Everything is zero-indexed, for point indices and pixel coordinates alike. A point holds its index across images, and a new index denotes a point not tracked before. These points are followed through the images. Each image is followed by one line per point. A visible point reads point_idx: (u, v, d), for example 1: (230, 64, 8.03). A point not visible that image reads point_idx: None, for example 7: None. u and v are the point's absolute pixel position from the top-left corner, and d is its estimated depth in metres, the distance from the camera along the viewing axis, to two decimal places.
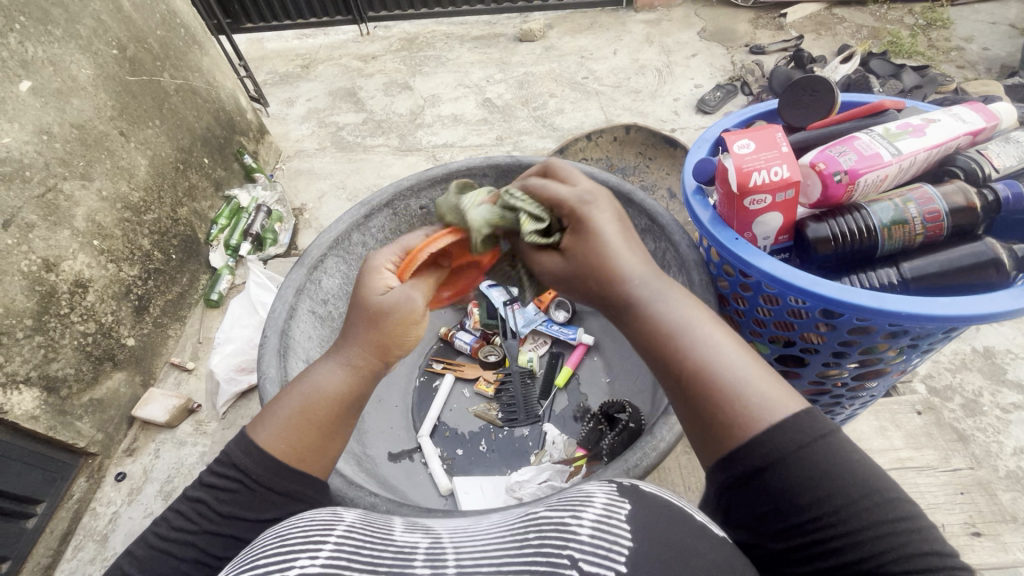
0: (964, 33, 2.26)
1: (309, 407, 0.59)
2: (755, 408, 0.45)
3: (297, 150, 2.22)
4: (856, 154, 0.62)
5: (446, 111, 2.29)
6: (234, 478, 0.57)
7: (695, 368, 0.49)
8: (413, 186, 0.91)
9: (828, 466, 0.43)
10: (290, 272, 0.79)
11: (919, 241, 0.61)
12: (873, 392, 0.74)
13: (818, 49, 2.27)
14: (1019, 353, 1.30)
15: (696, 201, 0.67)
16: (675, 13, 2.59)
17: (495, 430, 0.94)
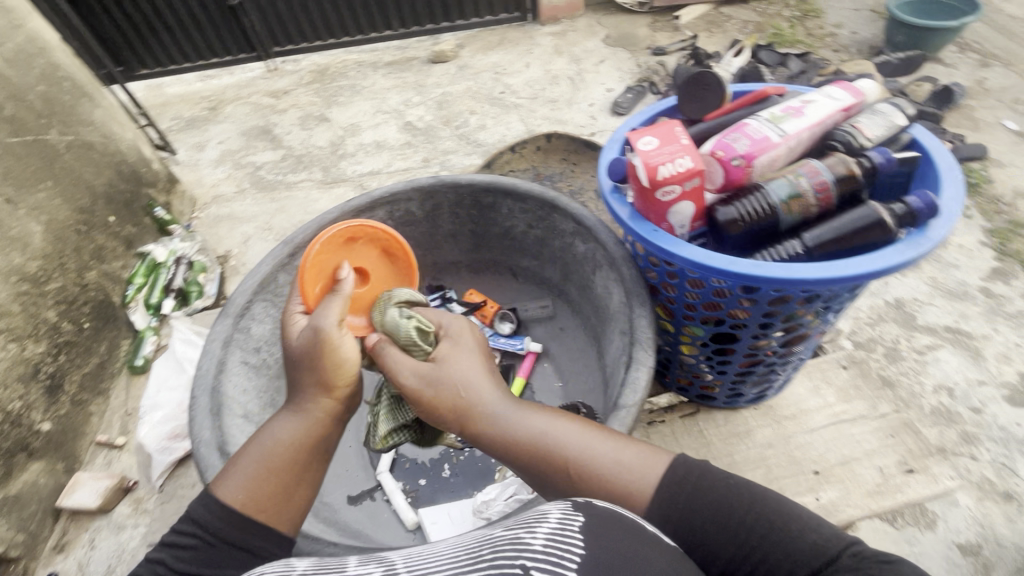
0: (834, 20, 2.50)
1: (269, 460, 0.62)
2: (632, 480, 0.58)
3: (214, 195, 2.12)
4: (748, 139, 0.67)
5: (369, 139, 2.26)
6: (194, 537, 0.59)
7: (565, 466, 0.60)
8: (337, 219, 0.87)
9: (717, 494, 0.56)
10: (214, 325, 0.75)
11: (815, 211, 0.66)
12: (801, 355, 0.79)
13: (712, 46, 2.44)
14: (924, 299, 1.43)
15: (614, 198, 0.70)
16: (579, 23, 2.71)
17: (457, 454, 0.92)
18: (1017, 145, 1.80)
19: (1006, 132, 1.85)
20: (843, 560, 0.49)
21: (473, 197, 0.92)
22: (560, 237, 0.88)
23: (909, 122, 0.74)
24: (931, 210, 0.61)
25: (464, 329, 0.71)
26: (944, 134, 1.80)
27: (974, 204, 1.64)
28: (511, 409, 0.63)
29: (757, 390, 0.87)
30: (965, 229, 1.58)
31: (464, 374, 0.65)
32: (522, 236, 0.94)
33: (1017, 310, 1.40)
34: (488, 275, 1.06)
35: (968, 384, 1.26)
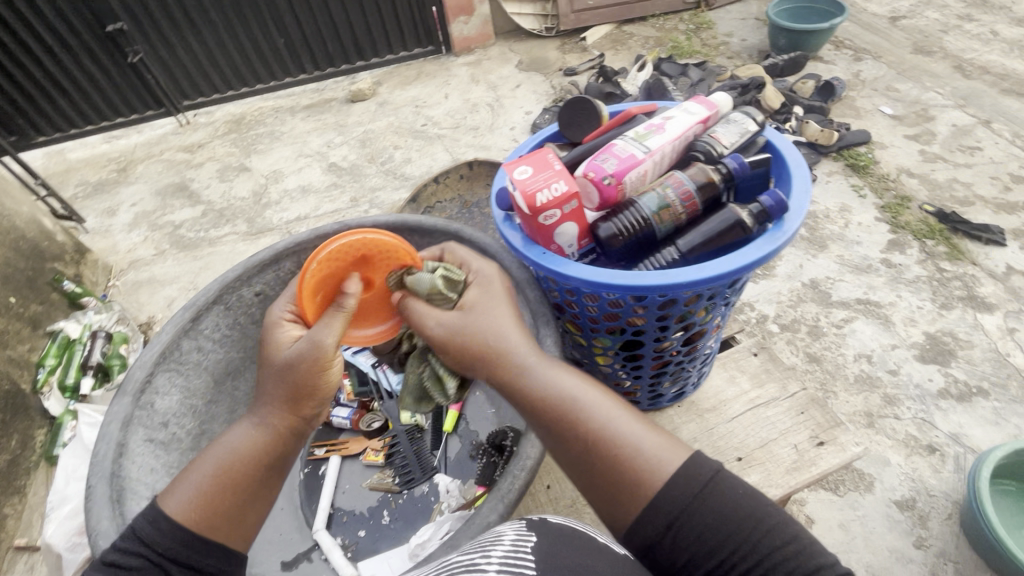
0: (725, 30, 2.70)
1: (222, 470, 0.60)
2: (654, 469, 0.54)
3: (131, 260, 2.01)
4: (616, 159, 0.71)
5: (292, 184, 2.22)
6: (136, 554, 0.55)
7: (580, 434, 0.58)
8: (241, 277, 0.84)
9: (726, 499, 0.52)
10: (110, 405, 0.70)
11: (684, 218, 0.70)
12: (705, 350, 0.84)
13: (619, 63, 2.58)
14: (836, 276, 1.54)
15: (506, 226, 0.72)
16: (492, 51, 2.79)
17: (395, 498, 0.89)
18: (894, 128, 1.99)
19: (884, 117, 2.04)
20: None
21: None
22: None
23: (762, 127, 0.80)
24: (780, 206, 0.66)
25: (501, 279, 0.68)
26: (831, 125, 1.97)
27: (866, 184, 1.79)
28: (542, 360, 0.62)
29: (675, 388, 0.91)
30: (862, 208, 1.72)
31: (502, 324, 0.63)
32: None
33: (914, 275, 1.53)
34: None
35: (883, 349, 1.37)
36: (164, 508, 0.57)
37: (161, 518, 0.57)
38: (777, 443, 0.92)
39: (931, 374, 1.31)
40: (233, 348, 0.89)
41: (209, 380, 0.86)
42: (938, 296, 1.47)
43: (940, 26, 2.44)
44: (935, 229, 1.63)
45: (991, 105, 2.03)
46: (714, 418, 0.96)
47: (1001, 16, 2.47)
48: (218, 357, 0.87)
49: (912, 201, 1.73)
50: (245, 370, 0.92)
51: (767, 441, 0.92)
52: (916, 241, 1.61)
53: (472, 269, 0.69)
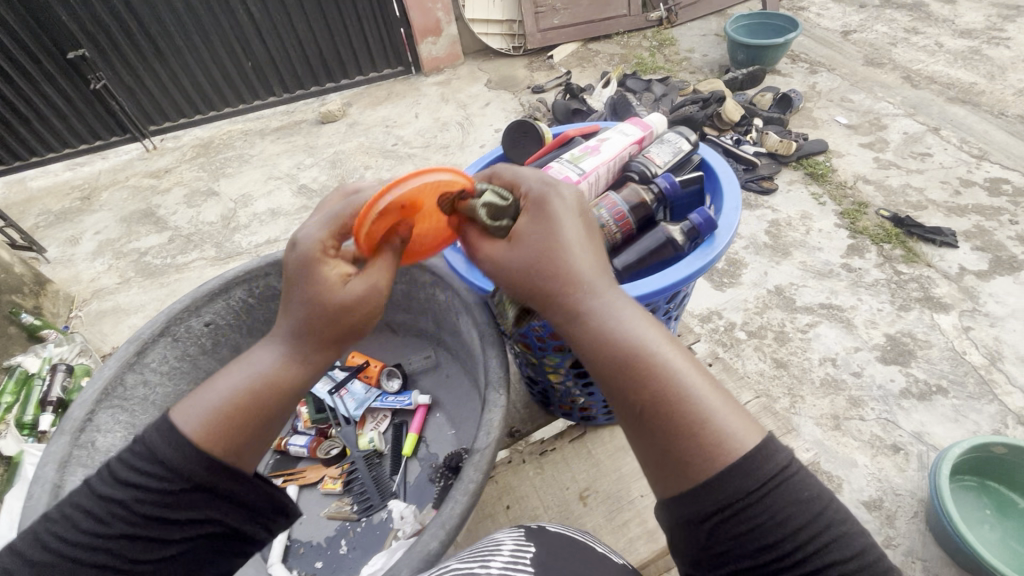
0: (687, 46, 2.79)
1: (231, 403, 0.51)
2: (718, 441, 0.46)
3: (94, 290, 1.96)
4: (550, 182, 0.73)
5: (262, 208, 2.20)
6: (161, 470, 0.49)
7: (643, 382, 0.49)
8: (188, 307, 0.83)
9: (787, 497, 0.44)
10: (47, 446, 0.66)
11: (620, 238, 0.71)
12: None
13: (585, 79, 2.63)
14: (799, 282, 1.58)
15: (451, 251, 0.77)
16: (462, 70, 2.83)
17: (354, 526, 0.84)
18: (849, 137, 2.07)
19: (839, 127, 2.12)
20: None
21: None
22: (422, 289, 0.85)
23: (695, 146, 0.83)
24: (709, 224, 0.68)
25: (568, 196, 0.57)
26: (789, 135, 2.03)
27: (825, 192, 1.85)
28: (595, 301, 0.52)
29: None
30: (822, 215, 1.77)
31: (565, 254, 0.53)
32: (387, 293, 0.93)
33: (874, 279, 1.57)
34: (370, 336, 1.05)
35: (847, 352, 1.40)
36: (181, 428, 0.50)
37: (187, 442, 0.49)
38: None
39: (893, 374, 1.35)
40: (180, 382, 0.86)
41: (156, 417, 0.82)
42: (897, 298, 1.52)
43: (888, 40, 2.55)
44: (891, 233, 1.68)
45: (939, 113, 2.12)
46: None
47: (945, 29, 2.60)
48: (165, 390, 0.84)
49: (869, 207, 1.79)
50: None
51: None
52: (874, 246, 1.66)
53: (522, 187, 0.59)
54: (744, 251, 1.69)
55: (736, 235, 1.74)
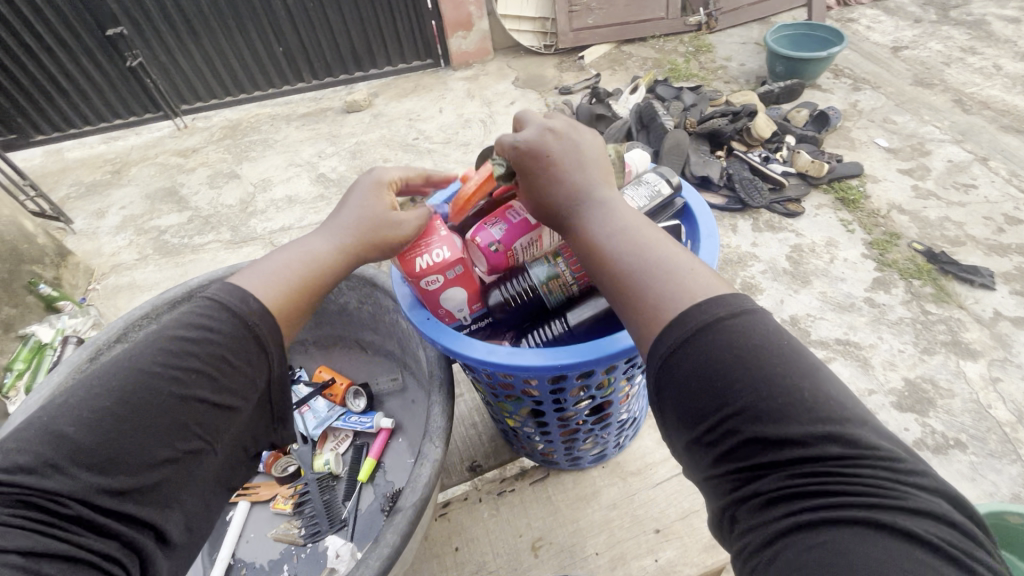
0: (724, 54, 2.68)
1: (302, 267, 0.61)
2: (674, 297, 0.50)
3: (113, 265, 2.00)
4: (504, 224, 0.73)
5: (280, 194, 2.22)
6: (227, 318, 0.55)
7: (620, 252, 0.56)
8: (149, 313, 0.90)
9: (723, 349, 0.46)
10: None
11: (575, 288, 0.74)
12: (617, 417, 0.86)
13: (615, 83, 2.56)
14: (816, 314, 1.50)
15: (401, 286, 0.76)
16: (491, 67, 2.79)
17: (298, 551, 0.88)
18: (888, 162, 1.95)
19: (879, 149, 2.00)
20: (831, 447, 0.41)
21: None
22: (386, 312, 0.91)
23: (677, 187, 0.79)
24: None
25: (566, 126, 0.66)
26: (822, 155, 1.93)
27: (855, 219, 1.75)
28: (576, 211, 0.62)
29: (595, 451, 0.92)
30: (849, 244, 1.68)
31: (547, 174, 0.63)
32: (357, 310, 0.98)
33: (898, 316, 1.48)
34: (342, 352, 1.11)
35: (860, 394, 1.32)
36: (244, 289, 0.57)
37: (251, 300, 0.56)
38: None
39: (908, 423, 1.27)
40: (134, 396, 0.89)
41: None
42: (921, 340, 1.42)
43: (942, 58, 2.40)
44: (923, 269, 1.58)
45: (990, 142, 1.98)
46: None
47: (1007, 50, 2.43)
48: None
49: (901, 238, 1.69)
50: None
51: None
52: (902, 281, 1.57)
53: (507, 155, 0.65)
54: (761, 276, 1.61)
55: (754, 258, 1.66)
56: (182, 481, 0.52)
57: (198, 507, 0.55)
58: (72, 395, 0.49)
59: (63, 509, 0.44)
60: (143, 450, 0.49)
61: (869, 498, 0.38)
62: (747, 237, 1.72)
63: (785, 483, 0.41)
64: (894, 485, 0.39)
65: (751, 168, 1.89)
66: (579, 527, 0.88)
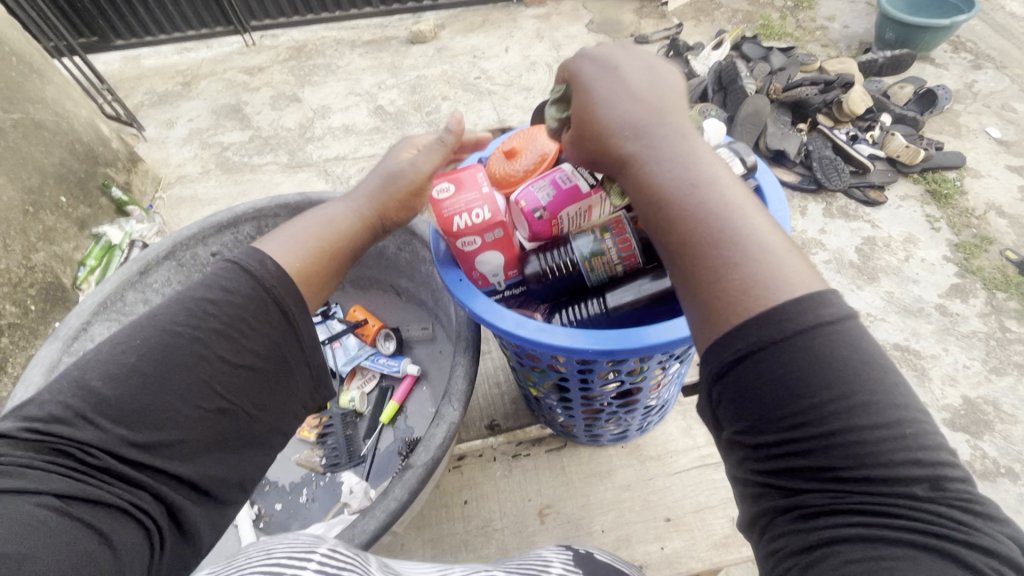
0: (827, 12, 2.40)
1: (321, 228, 0.70)
2: (759, 284, 0.44)
3: (179, 175, 2.09)
4: (552, 191, 0.75)
5: (338, 122, 2.21)
6: (247, 281, 0.62)
7: (699, 214, 0.49)
8: (196, 235, 0.97)
9: (814, 360, 0.41)
10: (40, 352, 0.80)
11: (620, 270, 0.73)
12: (643, 404, 0.87)
13: (697, 36, 2.36)
14: (877, 314, 1.39)
15: (435, 241, 0.77)
16: (565, 6, 2.61)
17: (318, 478, 0.96)
18: (996, 155, 1.73)
19: (988, 140, 1.78)
20: (914, 487, 0.38)
21: None
22: (423, 263, 0.93)
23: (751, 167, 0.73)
24: None
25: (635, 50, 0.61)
26: (919, 140, 1.73)
27: (944, 217, 1.59)
28: (640, 140, 0.55)
29: (616, 430, 0.94)
30: (930, 243, 1.53)
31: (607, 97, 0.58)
32: (395, 255, 1.00)
33: (971, 329, 1.36)
34: (376, 294, 1.14)
35: None
36: (265, 250, 0.65)
37: (269, 259, 0.64)
38: (716, 512, 0.93)
39: (958, 443, 1.19)
40: None
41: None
42: (991, 358, 1.31)
43: None
44: (1011, 281, 1.44)
45: None
46: (654, 468, 0.98)
47: None
48: None
49: (993, 243, 1.53)
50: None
51: (704, 507, 0.93)
52: (984, 291, 1.43)
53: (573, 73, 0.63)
54: (824, 266, 1.50)
55: (819, 245, 1.55)
56: (208, 437, 0.59)
57: (242, 470, 0.63)
58: (105, 352, 0.57)
59: (95, 460, 0.52)
60: (169, 404, 0.57)
61: (935, 532, 0.36)
62: (815, 222, 1.60)
63: (838, 499, 0.39)
64: (968, 523, 0.37)
65: (835, 146, 1.72)
66: (589, 502, 0.95)
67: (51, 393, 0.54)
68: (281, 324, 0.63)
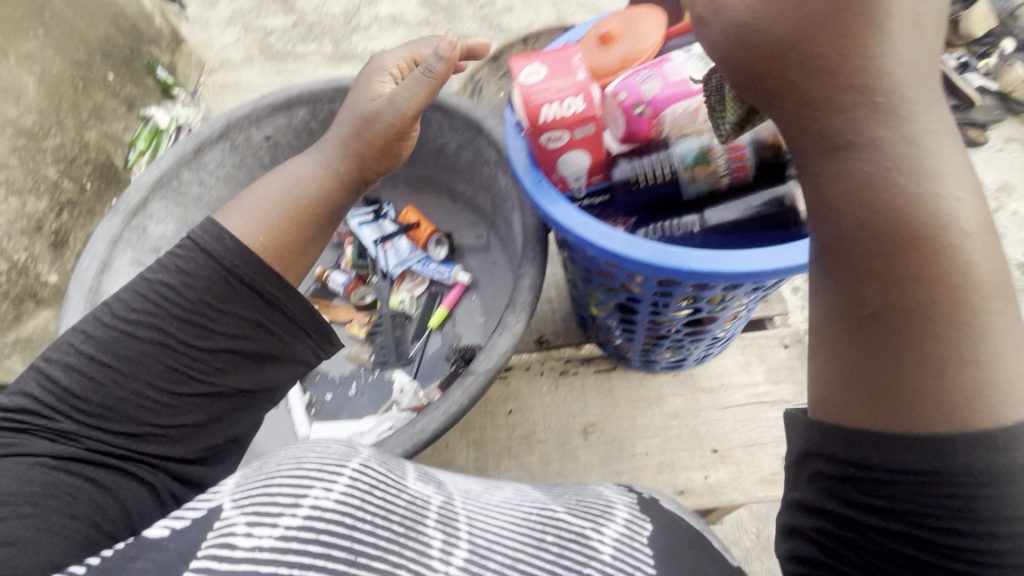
0: None
1: (285, 199, 0.79)
2: (983, 397, 0.39)
3: (222, 60, 2.00)
4: (660, 83, 0.70)
5: (384, 11, 2.06)
6: (202, 265, 0.70)
7: (935, 285, 0.40)
8: (250, 116, 0.94)
9: (1012, 484, 0.38)
10: (103, 224, 0.85)
11: (724, 182, 0.73)
12: (711, 334, 0.84)
13: None
14: None
15: (513, 133, 0.71)
16: None
17: (366, 374, 0.99)
18: None
19: None
20: None
21: None
22: (488, 165, 0.93)
23: None
24: None
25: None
26: None
27: None
28: (894, 121, 0.41)
29: (674, 358, 0.93)
30: None
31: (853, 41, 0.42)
32: (455, 154, 0.99)
33: None
34: (428, 194, 1.12)
35: None
36: (229, 227, 0.74)
37: (226, 235, 0.71)
38: (765, 448, 0.94)
39: None
40: (231, 188, 1.02)
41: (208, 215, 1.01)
42: None
43: None
44: None
45: None
46: (708, 399, 0.98)
47: None
48: (216, 193, 1.00)
49: None
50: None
51: (755, 442, 0.94)
52: None
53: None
54: None
55: None
56: (186, 406, 0.70)
57: (234, 428, 0.75)
58: (73, 342, 0.68)
59: (74, 437, 0.65)
60: (136, 380, 0.68)
61: None
62: None
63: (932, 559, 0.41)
64: None
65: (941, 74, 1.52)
66: (635, 424, 0.97)
67: (20, 385, 0.66)
68: (251, 297, 0.71)
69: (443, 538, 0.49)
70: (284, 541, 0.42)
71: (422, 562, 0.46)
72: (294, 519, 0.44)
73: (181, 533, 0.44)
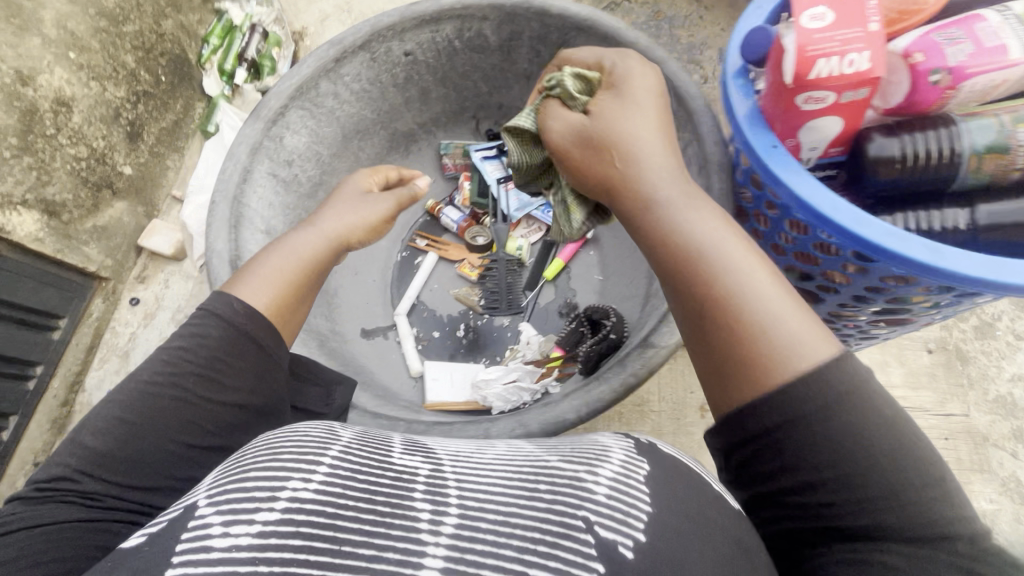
0: None
1: (288, 263, 0.70)
2: (774, 353, 0.47)
3: None
4: (971, 46, 0.57)
5: None
6: (218, 325, 0.63)
7: (714, 287, 0.52)
8: (395, 27, 0.89)
9: (860, 457, 0.45)
10: (245, 129, 0.83)
11: (1011, 177, 0.60)
12: (887, 331, 0.79)
13: None
14: None
15: (736, 84, 0.64)
16: None
17: (475, 317, 1.03)
18: None
19: None
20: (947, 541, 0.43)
21: (562, 33, 0.90)
22: None
23: None
24: None
25: (647, 76, 0.66)
26: None
27: None
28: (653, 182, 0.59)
29: None
30: None
31: (632, 129, 0.61)
32: None
33: None
34: None
35: None
36: (240, 296, 0.65)
37: (237, 300, 0.64)
38: None
39: None
40: (361, 105, 0.99)
41: (337, 131, 0.98)
42: None
43: None
44: None
45: None
46: None
47: None
48: (346, 109, 0.97)
49: None
50: (372, 134, 1.05)
51: None
52: None
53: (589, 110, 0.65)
54: None
55: None
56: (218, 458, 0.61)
57: None
58: (95, 411, 0.59)
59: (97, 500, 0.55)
60: (155, 442, 0.58)
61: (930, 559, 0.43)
62: None
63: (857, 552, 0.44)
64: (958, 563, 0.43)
65: None
66: None
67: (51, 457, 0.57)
68: (258, 352, 0.64)
69: (433, 506, 0.45)
70: (262, 538, 0.40)
71: (411, 537, 0.42)
72: (272, 514, 0.41)
73: (156, 536, 0.42)
